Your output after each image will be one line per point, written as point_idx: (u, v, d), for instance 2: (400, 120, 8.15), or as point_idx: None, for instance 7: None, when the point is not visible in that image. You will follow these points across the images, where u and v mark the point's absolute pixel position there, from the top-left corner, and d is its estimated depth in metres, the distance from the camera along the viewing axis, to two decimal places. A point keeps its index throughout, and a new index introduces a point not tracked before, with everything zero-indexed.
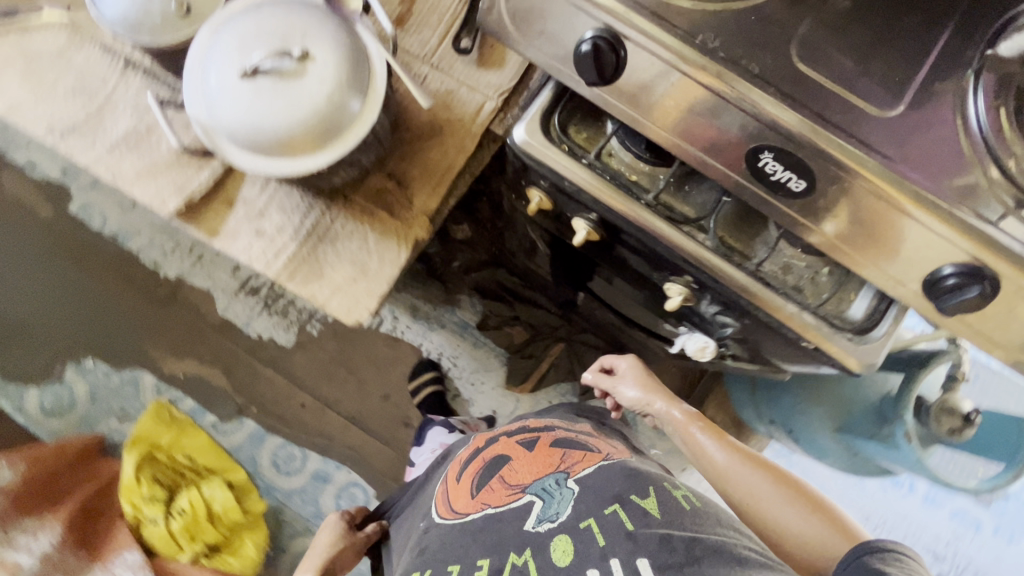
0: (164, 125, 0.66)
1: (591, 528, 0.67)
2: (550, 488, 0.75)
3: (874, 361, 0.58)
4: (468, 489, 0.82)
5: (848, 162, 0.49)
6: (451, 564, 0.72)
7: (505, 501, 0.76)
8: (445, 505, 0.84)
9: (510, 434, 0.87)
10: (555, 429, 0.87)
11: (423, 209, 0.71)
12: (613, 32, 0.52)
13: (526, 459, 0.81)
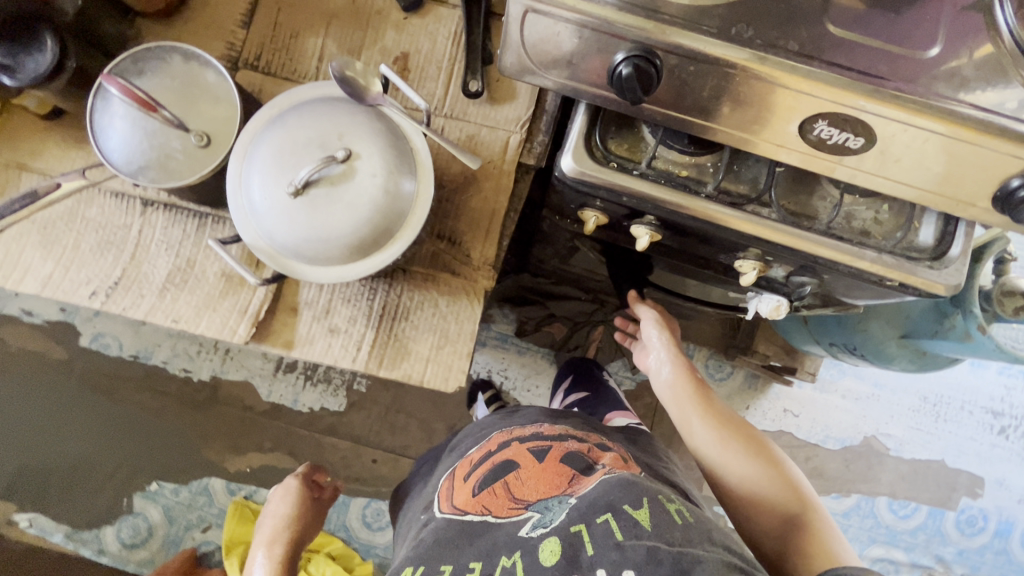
0: (233, 264, 0.59)
1: (582, 535, 0.59)
2: (552, 505, 0.66)
3: (959, 281, 0.61)
4: (470, 488, 0.73)
5: (903, 110, 0.51)
6: (440, 564, 0.64)
7: (505, 513, 0.67)
8: (448, 499, 0.74)
9: (521, 438, 0.77)
10: (569, 440, 0.77)
11: (482, 259, 0.72)
12: (648, 48, 0.53)
13: (534, 469, 0.72)
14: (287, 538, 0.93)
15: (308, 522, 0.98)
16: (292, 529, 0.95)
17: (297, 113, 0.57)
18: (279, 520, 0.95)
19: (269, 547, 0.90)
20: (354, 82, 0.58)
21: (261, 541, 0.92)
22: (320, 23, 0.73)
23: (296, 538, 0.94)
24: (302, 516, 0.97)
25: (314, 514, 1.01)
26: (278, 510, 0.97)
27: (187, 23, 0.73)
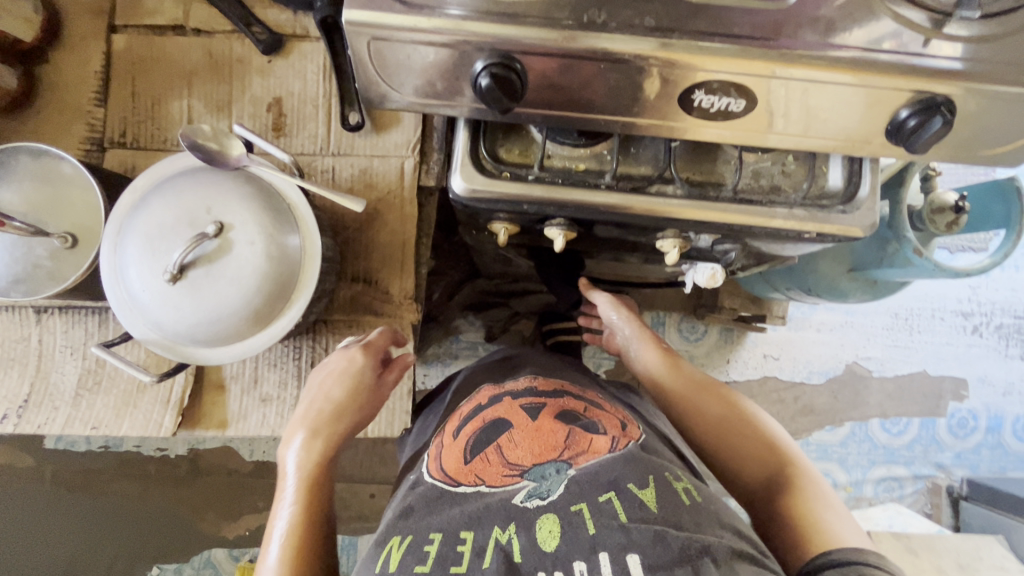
0: (127, 365, 0.55)
1: (584, 513, 0.53)
2: (547, 474, 0.58)
3: (874, 220, 0.60)
4: (462, 452, 0.63)
5: (774, 65, 0.49)
6: (427, 534, 0.55)
7: (499, 481, 0.59)
8: (437, 462, 0.64)
9: (515, 394, 0.68)
10: (564, 397, 0.68)
11: (403, 294, 0.69)
12: (504, 54, 0.50)
13: (529, 429, 0.63)
14: (344, 405, 0.61)
15: (369, 398, 0.63)
16: (367, 406, 0.63)
17: (158, 193, 0.54)
18: (334, 398, 0.61)
19: (300, 441, 0.59)
20: (208, 148, 0.55)
21: (331, 369, 0.62)
22: (181, 84, 0.69)
23: (337, 432, 0.60)
24: (366, 388, 0.62)
25: (374, 396, 0.63)
26: (337, 365, 0.63)
27: (40, 112, 0.68)
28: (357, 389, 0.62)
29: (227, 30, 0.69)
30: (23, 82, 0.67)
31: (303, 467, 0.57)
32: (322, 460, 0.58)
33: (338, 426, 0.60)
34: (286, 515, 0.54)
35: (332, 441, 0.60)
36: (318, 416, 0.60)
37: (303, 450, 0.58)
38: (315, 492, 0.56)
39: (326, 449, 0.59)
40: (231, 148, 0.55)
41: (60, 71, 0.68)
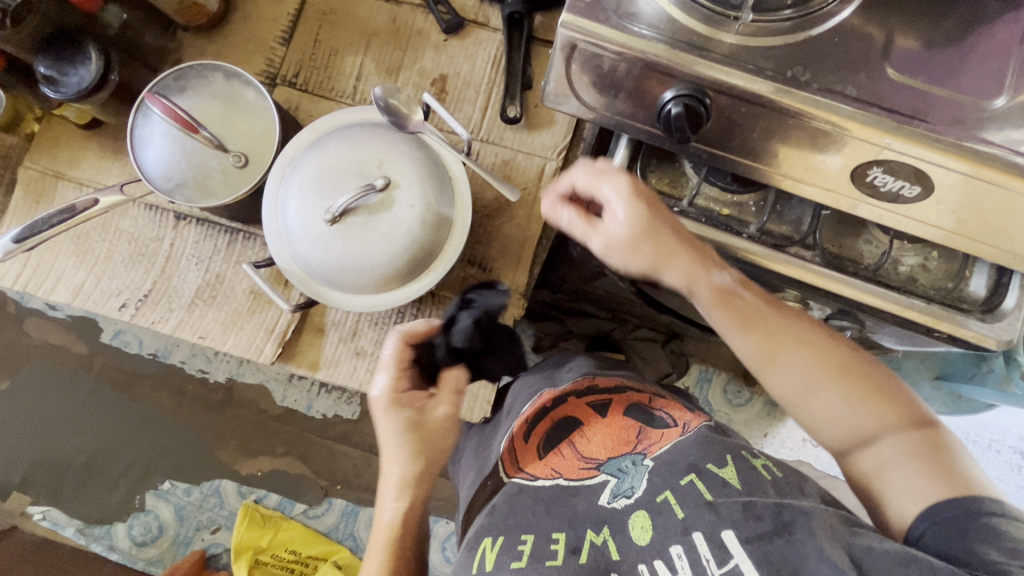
0: (269, 290, 0.58)
1: (668, 502, 0.54)
2: (625, 466, 0.62)
3: (1013, 337, 0.58)
4: (536, 450, 0.68)
5: (966, 162, 0.49)
6: (519, 535, 0.59)
7: (579, 477, 0.63)
8: (512, 465, 0.69)
9: (577, 392, 0.72)
10: (628, 392, 0.72)
11: (512, 287, 0.70)
12: (698, 87, 0.51)
13: (600, 426, 0.68)
14: (416, 473, 0.58)
15: (442, 443, 0.58)
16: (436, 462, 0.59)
17: (337, 138, 0.57)
18: (407, 453, 0.57)
19: (395, 498, 0.58)
20: (398, 111, 0.59)
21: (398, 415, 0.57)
22: (360, 41, 0.72)
23: (418, 493, 0.59)
24: (435, 435, 0.58)
25: (445, 431, 0.58)
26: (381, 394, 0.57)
27: (228, 36, 0.73)
28: (421, 433, 0.57)
29: (414, 3, 0.73)
30: (222, 7, 0.72)
31: (393, 527, 0.58)
32: (406, 516, 0.58)
33: (411, 495, 0.58)
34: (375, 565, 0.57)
35: (412, 505, 0.59)
36: (401, 483, 0.58)
37: (393, 510, 0.58)
38: (403, 551, 0.58)
39: (411, 510, 0.59)
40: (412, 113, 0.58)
41: (255, 5, 0.73)
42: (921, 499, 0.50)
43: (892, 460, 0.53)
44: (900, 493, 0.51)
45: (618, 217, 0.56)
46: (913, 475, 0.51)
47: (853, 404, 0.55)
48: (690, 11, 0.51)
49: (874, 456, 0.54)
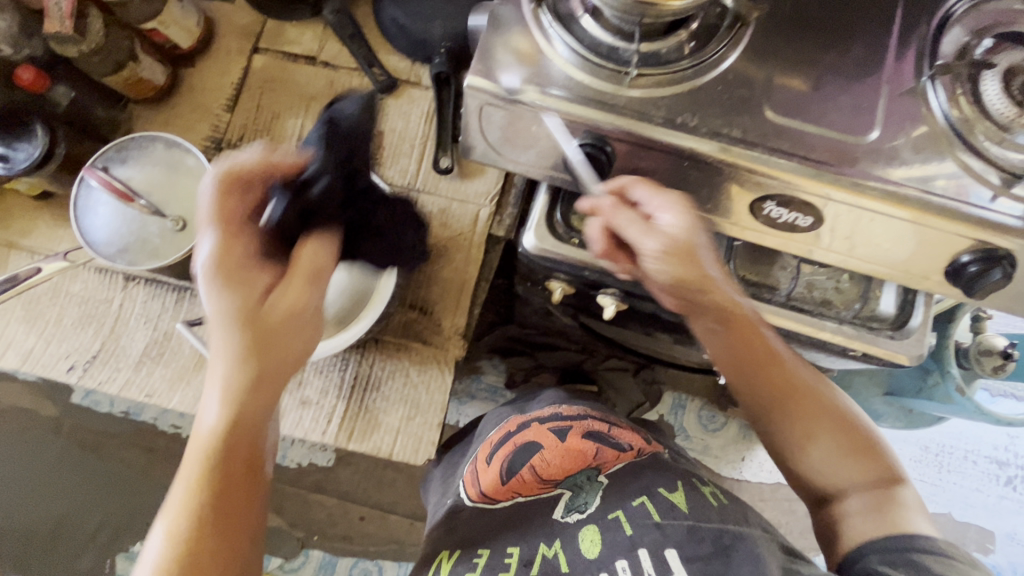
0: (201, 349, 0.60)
1: (620, 519, 0.61)
2: (580, 482, 0.67)
3: (921, 351, 0.61)
4: (495, 472, 0.68)
5: (846, 192, 0.53)
6: (477, 548, 0.63)
7: (536, 493, 0.67)
8: (472, 485, 0.69)
9: (541, 418, 0.72)
10: (590, 418, 0.72)
11: (453, 328, 0.73)
12: (597, 134, 0.55)
13: (559, 449, 0.68)
14: (228, 442, 0.47)
15: (262, 397, 0.47)
16: (252, 427, 0.48)
17: None
18: (222, 414, 0.47)
19: (187, 470, 0.47)
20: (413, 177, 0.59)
21: (224, 352, 0.46)
22: (300, 105, 0.77)
23: (229, 470, 0.47)
24: (265, 383, 0.47)
25: (270, 381, 0.47)
26: (227, 310, 0.46)
27: (177, 107, 0.77)
28: (258, 383, 0.47)
29: (351, 67, 0.78)
30: (169, 80, 0.76)
31: (183, 517, 0.45)
32: (210, 501, 0.46)
33: (220, 472, 0.46)
34: (155, 543, 0.45)
35: (222, 484, 0.47)
36: (207, 454, 0.46)
37: (188, 488, 0.46)
38: (199, 553, 0.45)
39: (223, 491, 0.47)
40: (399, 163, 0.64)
41: (202, 76, 0.78)
42: (880, 522, 0.57)
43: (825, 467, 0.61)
44: (864, 526, 0.58)
45: (668, 217, 0.54)
46: (879, 519, 0.57)
47: (812, 431, 0.62)
48: (591, 70, 0.55)
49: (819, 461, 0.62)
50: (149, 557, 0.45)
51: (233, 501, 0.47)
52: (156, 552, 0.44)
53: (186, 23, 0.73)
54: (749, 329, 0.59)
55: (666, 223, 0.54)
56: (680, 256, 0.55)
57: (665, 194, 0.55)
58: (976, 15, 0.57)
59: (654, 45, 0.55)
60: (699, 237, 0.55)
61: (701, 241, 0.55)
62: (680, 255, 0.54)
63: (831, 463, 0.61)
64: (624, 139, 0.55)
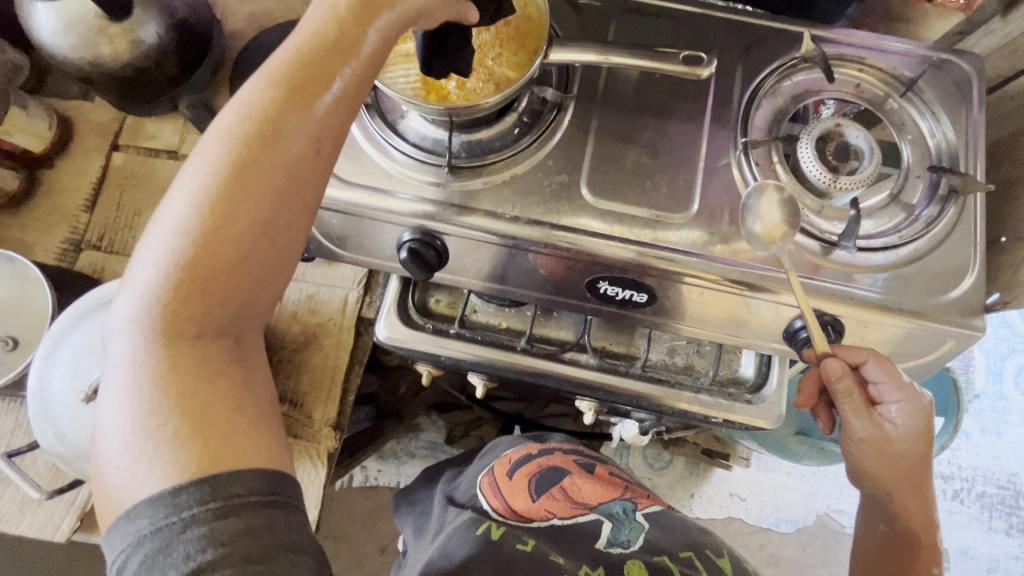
0: (19, 478, 0.57)
1: (666, 563, 0.60)
2: (619, 514, 0.68)
3: (778, 415, 0.61)
4: (527, 492, 0.70)
5: (673, 271, 0.54)
6: (522, 537, 0.63)
7: (571, 516, 0.67)
8: (500, 499, 0.70)
9: (563, 449, 0.79)
10: (608, 463, 0.79)
11: (324, 420, 0.71)
12: (425, 230, 0.56)
13: (588, 478, 0.73)
14: (224, 254, 0.36)
15: (291, 200, 0.39)
16: (288, 243, 0.40)
17: (98, 317, 0.58)
18: (188, 225, 0.36)
19: (165, 264, 0.36)
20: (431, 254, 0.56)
21: (200, 167, 0.37)
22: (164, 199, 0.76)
23: (237, 298, 0.38)
24: (277, 200, 0.38)
25: (295, 177, 0.39)
26: (254, 95, 0.38)
27: (34, 210, 0.75)
28: (227, 186, 0.37)
29: None
30: (24, 184, 0.74)
31: (141, 359, 0.35)
32: (186, 315, 0.36)
33: (216, 290, 0.36)
34: (113, 399, 0.35)
35: (221, 310, 0.37)
36: (175, 259, 0.36)
37: (152, 316, 0.36)
38: (201, 388, 0.36)
39: (207, 320, 0.37)
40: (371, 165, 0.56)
41: (60, 177, 0.76)
42: None
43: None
44: None
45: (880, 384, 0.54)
46: None
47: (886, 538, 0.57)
48: (410, 166, 0.56)
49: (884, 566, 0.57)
50: (116, 407, 0.35)
51: (228, 332, 0.38)
52: (123, 401, 0.35)
53: (36, 129, 0.72)
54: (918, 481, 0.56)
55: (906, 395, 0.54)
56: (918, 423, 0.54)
57: (903, 380, 0.54)
58: (787, 86, 0.59)
59: (489, 132, 0.56)
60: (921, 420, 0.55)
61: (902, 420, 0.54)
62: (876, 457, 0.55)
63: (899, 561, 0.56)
64: (549, 255, 0.55)
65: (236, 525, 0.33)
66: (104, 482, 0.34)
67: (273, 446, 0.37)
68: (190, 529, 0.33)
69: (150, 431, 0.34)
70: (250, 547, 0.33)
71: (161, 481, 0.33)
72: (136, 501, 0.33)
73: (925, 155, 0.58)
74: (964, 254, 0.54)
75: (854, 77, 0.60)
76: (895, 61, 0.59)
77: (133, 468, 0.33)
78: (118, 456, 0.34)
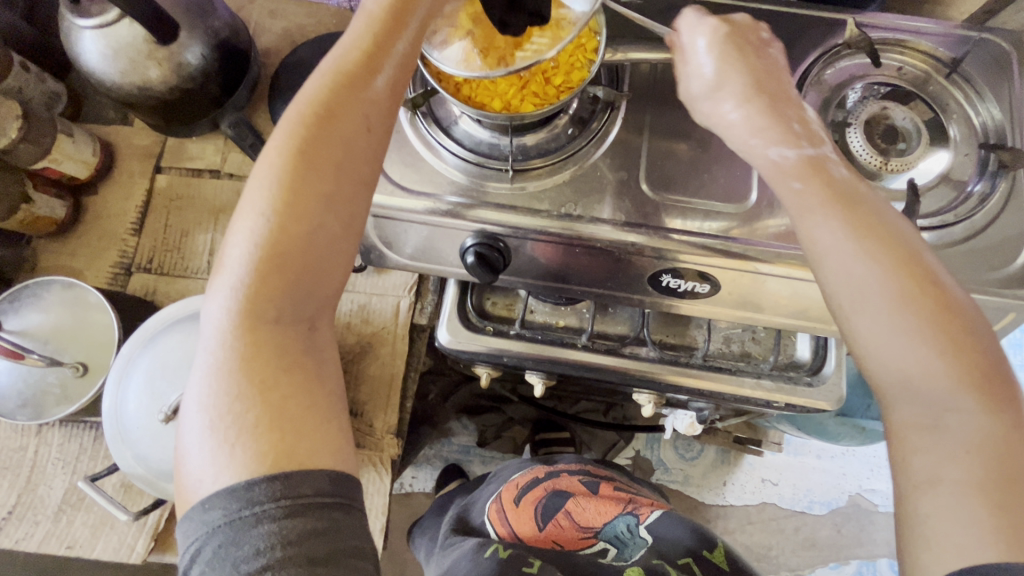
0: (104, 502, 0.58)
1: (665, 568, 0.62)
2: (624, 535, 0.68)
3: (840, 396, 0.63)
4: (533, 519, 0.72)
5: (735, 260, 0.55)
6: (528, 558, 0.61)
7: (578, 544, 0.68)
8: (506, 529, 0.72)
9: (570, 471, 0.80)
10: (615, 481, 0.81)
11: (385, 428, 0.72)
12: (488, 233, 0.56)
13: (593, 498, 0.74)
14: (293, 249, 0.38)
15: (351, 191, 0.40)
16: (350, 240, 0.41)
17: (167, 339, 0.59)
18: (263, 223, 0.38)
19: (244, 261, 0.38)
20: (493, 256, 0.56)
21: (265, 163, 0.39)
22: (209, 219, 0.77)
23: (307, 293, 0.39)
24: (337, 198, 0.40)
25: (353, 180, 0.41)
26: (314, 105, 0.41)
27: (81, 236, 0.76)
28: (291, 178, 0.39)
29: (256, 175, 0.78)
30: (71, 211, 0.75)
31: (224, 349, 0.37)
32: (260, 305, 0.37)
33: (289, 284, 0.38)
34: (198, 389, 0.36)
35: (294, 303, 0.38)
36: (254, 253, 0.37)
37: (232, 309, 0.37)
38: (275, 377, 0.36)
39: (284, 306, 0.38)
40: (431, 173, 0.57)
41: (106, 202, 0.77)
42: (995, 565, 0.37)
43: (855, 287, 0.42)
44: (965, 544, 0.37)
45: (703, 87, 0.51)
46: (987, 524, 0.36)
47: (804, 198, 0.45)
48: (474, 171, 0.57)
49: (842, 281, 0.43)
50: (202, 405, 0.36)
51: (300, 322, 0.39)
52: (208, 390, 0.36)
53: (81, 155, 0.72)
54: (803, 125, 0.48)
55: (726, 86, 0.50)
56: (773, 124, 0.48)
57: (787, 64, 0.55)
58: (832, 73, 0.61)
59: (545, 133, 0.57)
60: (770, 92, 0.49)
61: (747, 124, 0.49)
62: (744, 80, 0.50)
63: (859, 249, 0.43)
64: (545, 241, 0.56)
65: (303, 524, 0.33)
66: (186, 470, 0.35)
67: (341, 443, 0.37)
68: (262, 523, 0.33)
69: (232, 420, 0.35)
70: (318, 546, 0.33)
71: (240, 471, 0.33)
72: (216, 489, 0.34)
73: (971, 133, 0.59)
74: (1018, 228, 0.56)
75: (897, 60, 0.61)
76: (938, 42, 0.61)
77: (216, 454, 0.34)
78: (201, 446, 0.35)
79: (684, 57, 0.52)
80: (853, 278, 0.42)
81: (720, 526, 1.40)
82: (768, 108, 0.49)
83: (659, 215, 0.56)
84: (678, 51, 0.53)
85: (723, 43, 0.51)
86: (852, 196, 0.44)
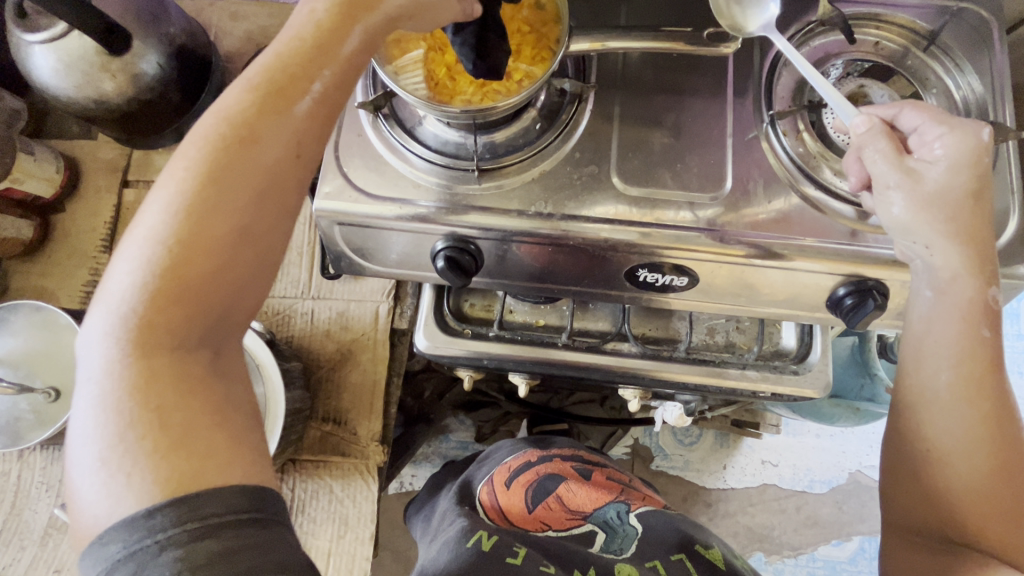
0: None
1: (658, 569, 0.59)
2: (613, 521, 0.68)
3: (827, 382, 0.62)
4: (523, 500, 0.72)
5: (711, 252, 0.53)
6: (514, 546, 0.60)
7: (566, 526, 0.68)
8: (495, 509, 0.72)
9: (563, 456, 0.81)
10: (607, 469, 0.81)
11: (370, 435, 0.71)
12: (458, 236, 0.55)
13: (584, 483, 0.74)
14: (203, 265, 0.35)
15: (271, 217, 0.37)
16: (271, 253, 0.38)
17: None
18: (164, 235, 0.34)
19: (140, 276, 0.34)
20: (465, 259, 0.55)
21: (171, 181, 0.35)
22: None
23: (218, 310, 0.36)
24: (256, 220, 0.37)
25: (274, 191, 0.38)
26: (235, 110, 0.37)
27: (51, 256, 0.74)
28: (203, 200, 0.35)
29: None
30: (39, 231, 0.73)
31: (115, 374, 0.33)
32: (160, 333, 0.34)
33: (194, 302, 0.34)
34: (86, 413, 0.33)
35: (201, 321, 0.35)
36: (149, 278, 0.34)
37: (123, 335, 0.33)
38: (177, 405, 0.33)
39: (187, 330, 0.35)
40: (397, 176, 0.55)
41: (74, 220, 0.75)
42: None
43: (971, 439, 0.44)
44: None
45: (888, 185, 0.46)
46: None
47: (953, 323, 0.45)
48: (442, 174, 0.55)
49: (958, 426, 0.44)
50: (87, 438, 0.32)
51: (203, 348, 0.36)
52: (97, 414, 0.32)
53: (45, 174, 0.71)
54: (983, 256, 0.45)
55: (912, 192, 0.45)
56: (962, 250, 0.45)
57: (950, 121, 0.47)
58: (806, 52, 0.59)
59: (511, 131, 0.55)
60: (966, 221, 0.45)
61: (915, 232, 0.46)
62: (927, 208, 0.45)
63: (975, 400, 0.44)
64: (532, 242, 0.55)
65: (213, 547, 0.30)
66: (78, 494, 0.32)
67: (254, 459, 0.34)
68: (167, 550, 0.30)
69: (126, 445, 0.31)
70: (231, 567, 0.30)
71: (140, 499, 0.31)
72: (114, 522, 0.31)
73: (952, 108, 0.57)
74: (1002, 204, 0.54)
75: (873, 35, 0.59)
76: (914, 14, 0.58)
77: (109, 486, 0.31)
78: (94, 476, 0.32)
79: (877, 140, 0.47)
80: (960, 434, 0.44)
81: (722, 509, 1.40)
82: (955, 228, 0.45)
83: (634, 209, 0.54)
84: (863, 131, 0.47)
85: (959, 159, 0.45)
86: (989, 356, 0.45)
